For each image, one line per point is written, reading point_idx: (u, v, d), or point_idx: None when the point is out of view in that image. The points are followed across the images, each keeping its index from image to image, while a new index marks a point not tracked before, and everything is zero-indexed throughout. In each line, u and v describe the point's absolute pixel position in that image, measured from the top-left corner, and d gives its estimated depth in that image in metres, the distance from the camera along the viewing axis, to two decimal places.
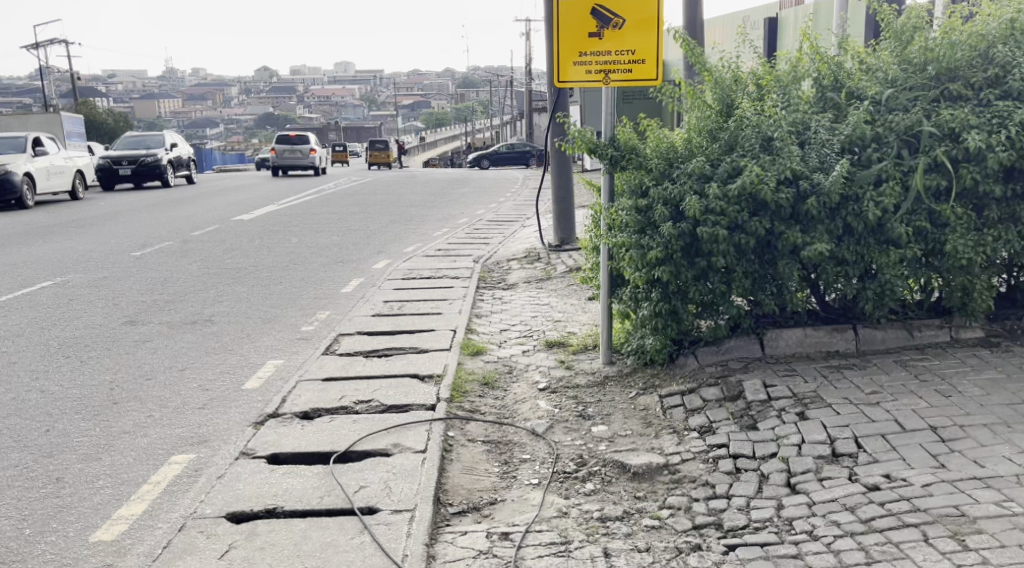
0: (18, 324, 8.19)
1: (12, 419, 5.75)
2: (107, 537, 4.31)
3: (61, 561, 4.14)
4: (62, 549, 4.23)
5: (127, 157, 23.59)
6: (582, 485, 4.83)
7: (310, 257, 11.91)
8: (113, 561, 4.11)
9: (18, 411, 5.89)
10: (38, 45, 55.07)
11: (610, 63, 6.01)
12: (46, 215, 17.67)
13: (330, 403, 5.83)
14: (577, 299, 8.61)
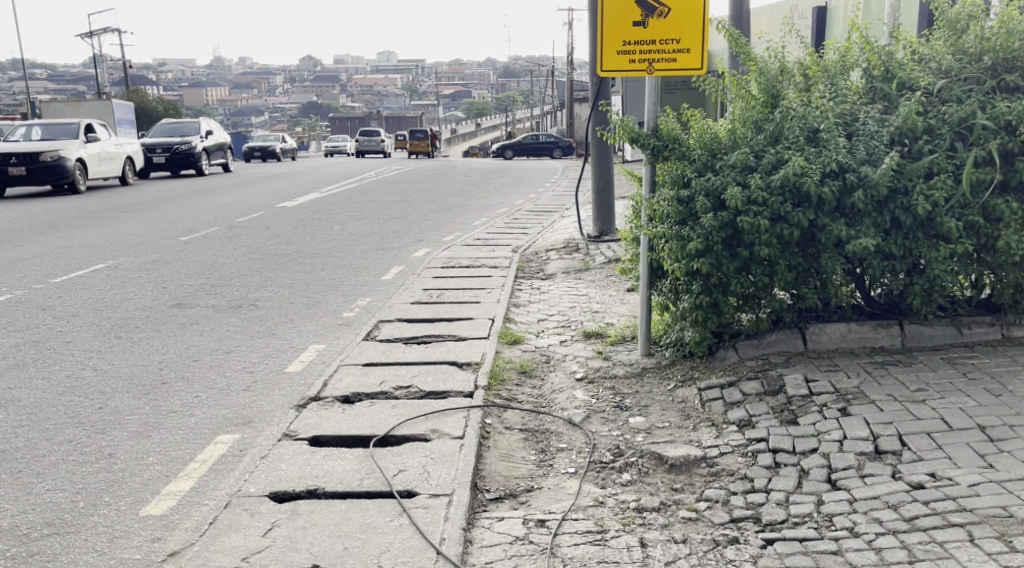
0: (71, 304, 8.35)
1: (66, 396, 5.87)
2: (156, 512, 4.39)
3: (111, 533, 4.22)
4: (112, 522, 4.31)
5: (161, 145, 23.87)
6: (619, 475, 4.83)
7: (352, 244, 12.01)
8: (162, 535, 4.18)
9: (72, 388, 6.01)
10: (91, 35, 56.18)
11: (654, 53, 5.96)
12: (98, 200, 17.99)
13: (370, 388, 5.87)
14: (616, 291, 8.58)
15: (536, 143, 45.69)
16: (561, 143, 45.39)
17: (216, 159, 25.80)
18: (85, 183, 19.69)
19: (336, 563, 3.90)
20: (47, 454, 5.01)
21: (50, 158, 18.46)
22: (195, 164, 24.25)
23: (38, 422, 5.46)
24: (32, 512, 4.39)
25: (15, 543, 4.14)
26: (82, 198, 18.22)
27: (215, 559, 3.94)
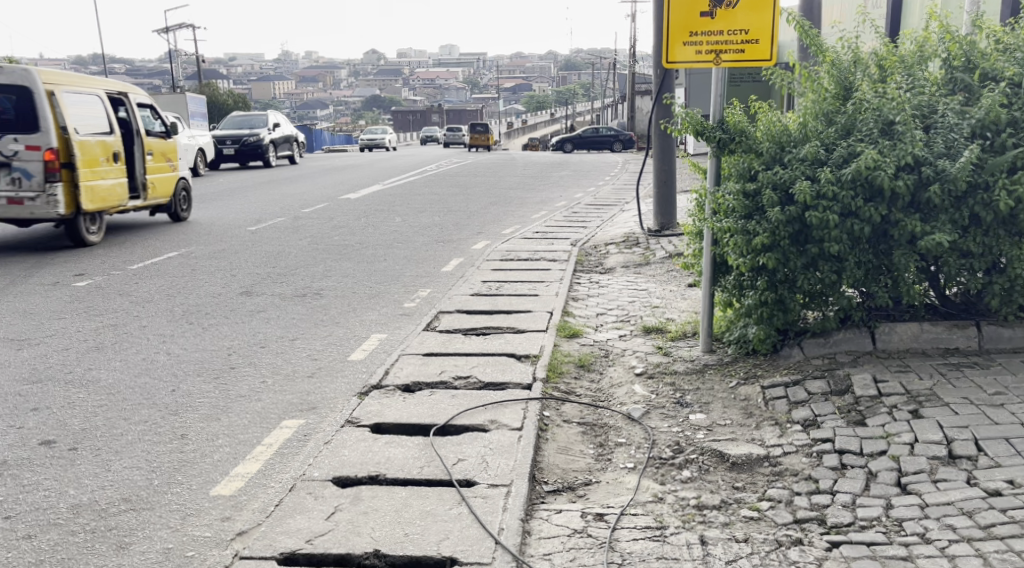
0: (146, 290, 8.54)
1: (142, 378, 6.00)
2: (226, 492, 4.46)
3: (183, 512, 4.29)
4: (184, 500, 4.38)
5: (231, 136, 24.29)
6: (679, 472, 4.76)
7: (413, 236, 12.08)
8: (230, 515, 4.24)
9: (147, 371, 6.15)
10: (165, 30, 57.55)
11: (722, 43, 5.85)
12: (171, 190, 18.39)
13: (430, 378, 5.89)
14: (676, 286, 8.47)
15: (595, 136, 45.45)
16: (621, 137, 45.12)
17: (283, 151, 26.17)
18: None
19: (397, 548, 3.91)
20: (124, 433, 5.12)
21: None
22: (263, 156, 24.68)
23: (116, 402, 5.58)
24: (109, 488, 4.49)
25: (93, 517, 4.23)
26: None
27: (281, 540, 3.98)
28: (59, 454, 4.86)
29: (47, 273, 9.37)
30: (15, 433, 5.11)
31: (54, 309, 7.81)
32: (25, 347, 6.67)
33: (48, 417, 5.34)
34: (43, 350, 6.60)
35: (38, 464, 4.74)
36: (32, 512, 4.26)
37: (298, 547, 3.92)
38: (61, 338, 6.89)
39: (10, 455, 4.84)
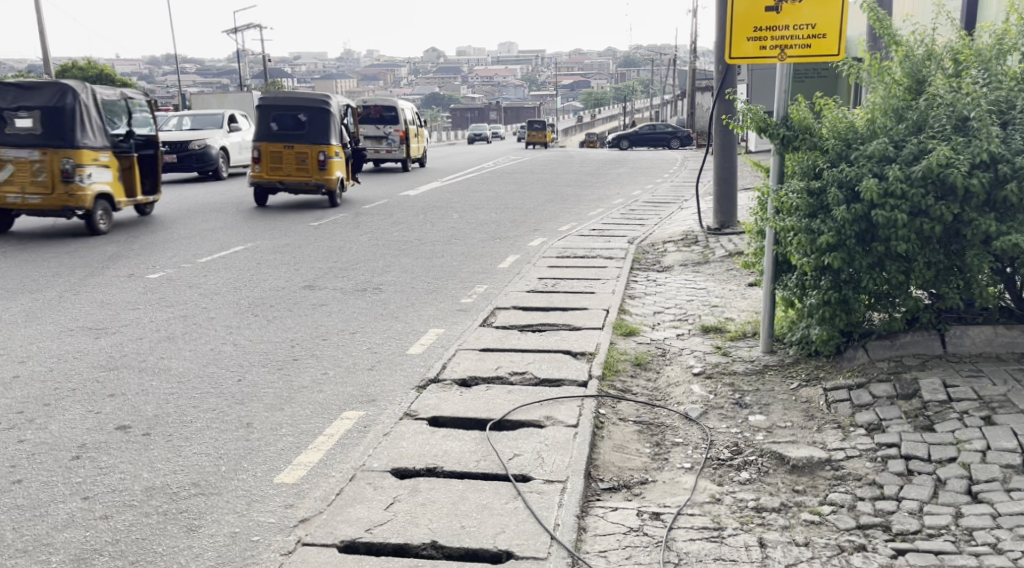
0: (214, 283, 8.68)
1: (210, 367, 6.10)
2: (289, 480, 4.50)
3: (249, 497, 4.34)
4: (249, 487, 4.44)
5: None
6: (737, 473, 4.68)
7: (470, 232, 12.10)
8: (293, 503, 4.28)
9: (215, 360, 6.25)
10: (233, 30, 58.88)
11: (787, 39, 5.74)
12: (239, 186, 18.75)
13: (486, 373, 5.89)
14: (736, 285, 8.34)
15: (653, 132, 45.17)
16: (678, 134, 44.90)
17: None
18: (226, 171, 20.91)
19: (454, 540, 3.91)
20: (193, 420, 5.20)
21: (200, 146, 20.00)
22: None
23: (186, 390, 5.68)
24: (179, 473, 4.57)
25: (164, 500, 4.31)
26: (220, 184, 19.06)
27: (342, 528, 4.00)
28: (134, 439, 4.96)
29: (119, 265, 9.60)
30: (92, 418, 5.23)
31: (128, 299, 7.99)
32: (101, 335, 6.83)
33: (123, 403, 5.45)
34: (119, 339, 6.75)
35: (114, 447, 4.84)
36: (108, 493, 4.36)
37: (357, 535, 3.94)
38: (135, 327, 7.05)
39: (87, 439, 4.95)
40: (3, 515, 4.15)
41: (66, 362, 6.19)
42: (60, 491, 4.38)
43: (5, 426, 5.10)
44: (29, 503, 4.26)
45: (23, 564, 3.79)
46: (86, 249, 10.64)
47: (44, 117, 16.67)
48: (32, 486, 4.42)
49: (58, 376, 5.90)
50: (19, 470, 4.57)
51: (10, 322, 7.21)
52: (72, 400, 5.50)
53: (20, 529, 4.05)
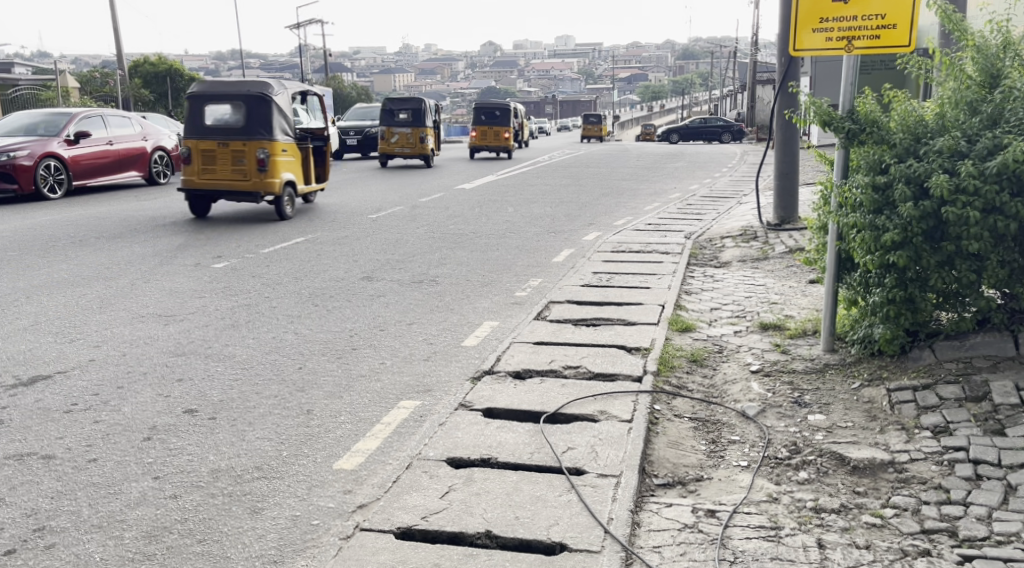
0: (276, 273, 8.79)
1: (273, 355, 6.18)
2: (348, 466, 4.53)
3: (309, 482, 4.38)
4: (309, 472, 4.48)
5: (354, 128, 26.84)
6: (795, 473, 4.59)
7: (525, 226, 12.10)
8: (351, 489, 4.31)
9: (277, 348, 6.32)
10: (297, 26, 59.88)
11: (854, 30, 5.59)
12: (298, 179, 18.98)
13: (540, 366, 5.87)
14: (797, 282, 8.19)
15: (709, 127, 44.87)
16: (733, 128, 44.53)
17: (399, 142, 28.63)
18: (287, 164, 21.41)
19: (509, 531, 3.90)
20: (257, 406, 5.27)
21: None
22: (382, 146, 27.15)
23: (249, 376, 5.76)
24: (244, 456, 4.63)
25: (228, 482, 4.37)
26: None
27: (399, 515, 4.02)
28: (200, 422, 5.04)
29: (185, 254, 9.78)
30: (162, 401, 5.33)
31: (195, 288, 8.14)
32: (170, 322, 6.96)
33: (190, 387, 5.55)
34: (186, 325, 6.87)
35: (182, 430, 4.92)
36: (177, 474, 4.43)
37: (414, 522, 3.96)
38: (201, 315, 7.17)
39: (157, 421, 5.04)
40: (78, 492, 4.25)
41: (137, 347, 6.31)
42: (133, 470, 4.47)
43: (81, 407, 5.22)
44: (104, 481, 4.36)
45: (98, 539, 3.89)
46: (154, 238, 10.87)
47: (118, 111, 17.11)
48: (106, 465, 4.52)
49: (129, 360, 6.03)
50: (93, 450, 4.67)
51: (84, 307, 7.39)
52: (143, 383, 5.61)
53: (95, 506, 4.14)
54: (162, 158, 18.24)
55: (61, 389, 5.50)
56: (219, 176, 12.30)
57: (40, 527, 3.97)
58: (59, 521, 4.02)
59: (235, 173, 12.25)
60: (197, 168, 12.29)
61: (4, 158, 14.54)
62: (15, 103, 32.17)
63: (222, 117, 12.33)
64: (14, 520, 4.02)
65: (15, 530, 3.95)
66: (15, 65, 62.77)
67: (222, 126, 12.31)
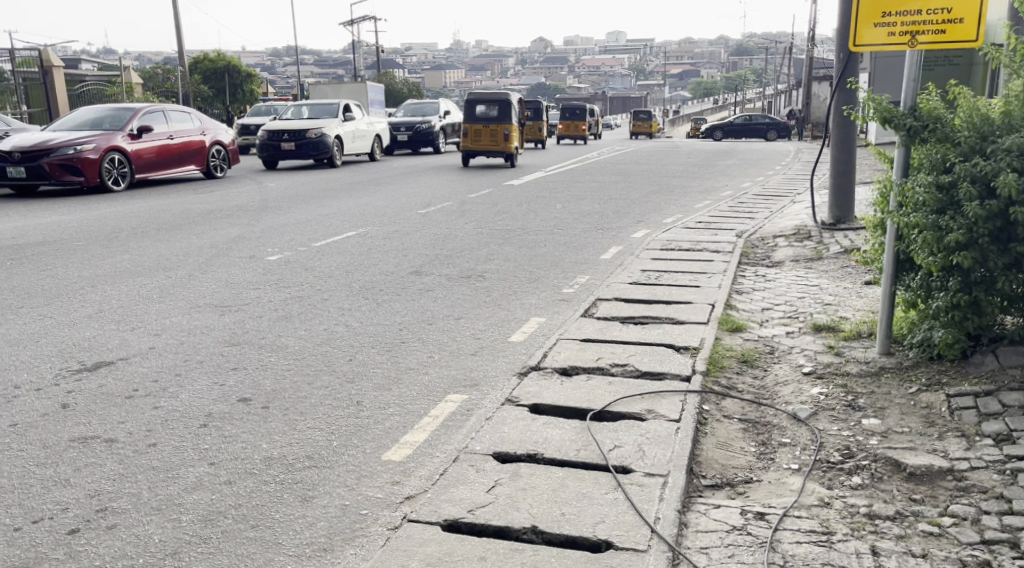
0: (328, 266, 8.84)
1: (324, 347, 6.21)
2: (396, 458, 4.53)
3: (358, 472, 4.39)
4: (358, 462, 4.49)
5: (406, 124, 27.11)
6: (848, 478, 4.49)
7: (573, 222, 12.03)
8: (399, 480, 4.30)
9: (328, 340, 6.35)
10: (351, 23, 60.53)
11: (917, 24, 5.44)
12: (348, 174, 19.10)
13: (587, 363, 5.82)
14: (851, 283, 8.02)
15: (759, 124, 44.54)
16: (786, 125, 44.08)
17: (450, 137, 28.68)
18: (339, 158, 21.60)
19: (554, 527, 3.87)
20: (309, 396, 5.30)
21: (317, 135, 20.61)
22: (432, 142, 27.23)
23: (302, 366, 5.81)
24: (295, 445, 4.65)
25: (280, 470, 4.40)
26: (332, 172, 19.46)
27: (446, 508, 4.01)
28: (253, 411, 5.08)
29: (241, 246, 9.90)
30: (217, 389, 5.38)
31: (249, 279, 8.22)
32: (226, 312, 7.04)
33: (245, 376, 5.60)
34: (241, 316, 6.94)
35: (237, 418, 4.97)
36: (231, 461, 4.47)
37: (460, 515, 3.95)
38: (256, 306, 7.25)
39: (213, 409, 5.09)
40: (138, 476, 4.31)
41: (194, 336, 6.39)
42: (190, 455, 4.52)
43: (142, 393, 5.30)
44: (163, 465, 4.41)
45: (156, 521, 3.94)
46: (211, 230, 11.02)
47: (178, 106, 17.39)
48: (165, 449, 4.58)
49: (187, 349, 6.11)
50: (153, 435, 4.73)
51: (144, 297, 7.51)
52: (200, 371, 5.68)
53: (155, 489, 4.20)
54: (219, 152, 18.50)
55: (124, 375, 5.59)
56: (481, 144, 21.33)
57: (102, 508, 4.03)
58: (121, 502, 4.08)
59: (491, 141, 21.24)
60: (471, 138, 21.38)
61: (71, 151, 14.79)
62: (80, 98, 32.81)
63: (484, 111, 21.72)
64: (78, 501, 4.08)
65: (78, 510, 4.01)
66: (81, 61, 64.56)
67: (485, 117, 21.76)
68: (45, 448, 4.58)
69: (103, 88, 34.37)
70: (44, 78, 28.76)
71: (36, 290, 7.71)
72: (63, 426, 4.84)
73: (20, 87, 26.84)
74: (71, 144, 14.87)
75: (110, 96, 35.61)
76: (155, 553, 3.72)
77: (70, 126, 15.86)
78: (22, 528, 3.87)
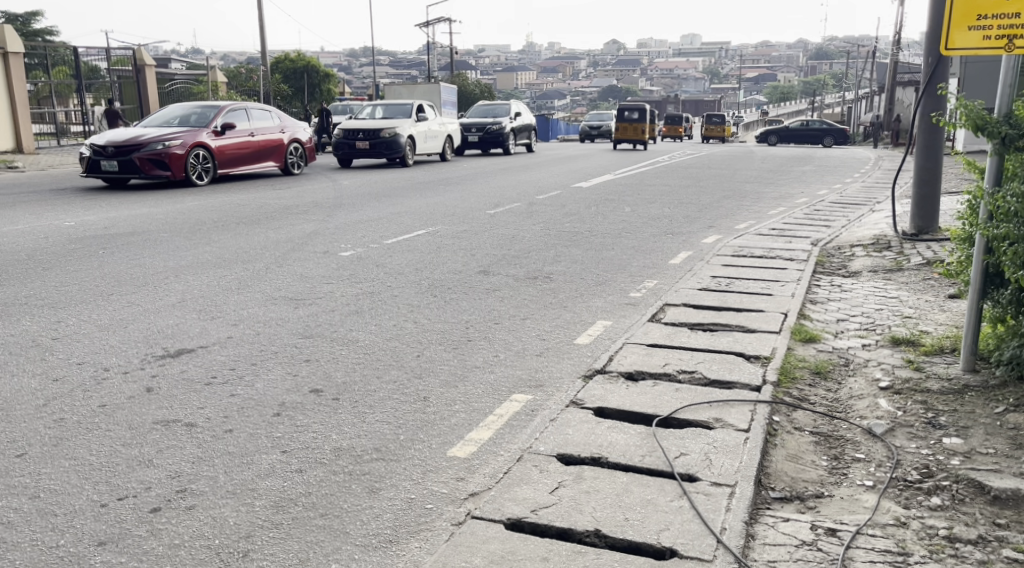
0: (399, 264, 8.88)
1: (393, 342, 6.22)
2: (461, 454, 4.50)
3: (424, 466, 4.38)
4: (425, 456, 4.48)
5: (476, 125, 27.22)
6: (927, 498, 4.31)
7: (643, 226, 11.90)
8: (464, 476, 4.27)
9: (398, 335, 6.38)
10: (428, 23, 61.12)
11: (1015, 28, 5.23)
12: (419, 174, 19.23)
13: (654, 368, 5.72)
14: (934, 296, 7.75)
15: (808, 127, 46.20)
16: (834, 130, 45.76)
17: (521, 139, 28.70)
18: (412, 158, 21.78)
19: (617, 532, 3.80)
20: (377, 390, 5.31)
21: (390, 134, 20.79)
22: (503, 143, 27.26)
23: (371, 361, 5.82)
24: (364, 437, 4.66)
25: (349, 461, 4.40)
26: (404, 172, 19.63)
27: (509, 506, 3.97)
28: (324, 402, 5.10)
29: (315, 242, 10.02)
30: (291, 379, 5.43)
31: (323, 274, 8.31)
32: (299, 305, 7.11)
33: (317, 368, 5.63)
34: (315, 309, 7.00)
35: (308, 409, 4.99)
36: (303, 449, 4.50)
37: (524, 514, 3.90)
38: (328, 300, 7.30)
39: (286, 399, 5.13)
40: (216, 459, 4.36)
41: (270, 327, 6.48)
42: (264, 443, 4.55)
43: (219, 380, 5.38)
44: (238, 451, 4.45)
45: (232, 504, 3.97)
46: (287, 225, 11.17)
47: (260, 104, 17.73)
48: (241, 436, 4.62)
49: (263, 340, 6.17)
50: (229, 421, 4.79)
51: (223, 287, 7.64)
52: (274, 362, 5.74)
53: (230, 473, 4.24)
54: (297, 149, 18.78)
55: (203, 362, 5.68)
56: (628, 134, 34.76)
57: (182, 488, 4.09)
58: (199, 484, 4.13)
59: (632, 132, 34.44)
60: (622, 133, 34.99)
61: (160, 147, 15.18)
62: (168, 95, 33.74)
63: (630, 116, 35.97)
64: (160, 481, 4.15)
65: (159, 490, 4.07)
66: (170, 60, 66.59)
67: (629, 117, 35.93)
68: (130, 428, 4.66)
69: (190, 85, 35.31)
70: (135, 76, 29.58)
71: (124, 278, 7.91)
72: (147, 408, 4.93)
73: (113, 84, 27.64)
74: (159, 139, 15.25)
75: (197, 94, 36.54)
76: (230, 535, 3.75)
77: (158, 121, 16.28)
78: (107, 505, 3.94)
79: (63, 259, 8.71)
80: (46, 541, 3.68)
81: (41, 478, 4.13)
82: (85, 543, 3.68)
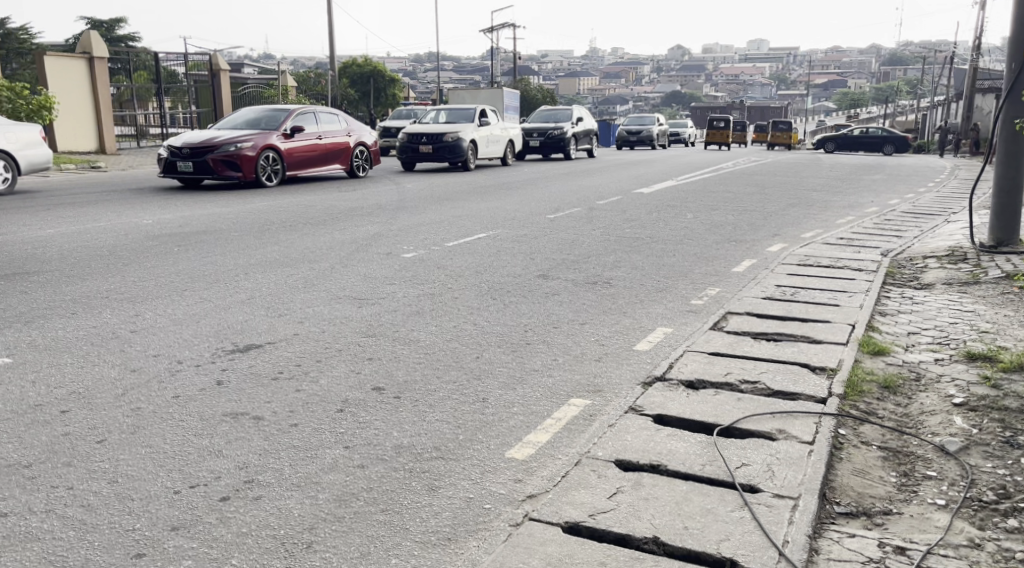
0: (460, 266, 8.89)
1: (454, 343, 6.22)
2: (519, 457, 4.46)
3: (482, 467, 4.34)
4: (483, 457, 4.44)
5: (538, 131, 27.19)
6: (1003, 519, 4.13)
7: (706, 233, 11.73)
8: (521, 478, 4.23)
9: (458, 336, 6.37)
10: (494, 28, 61.55)
11: None
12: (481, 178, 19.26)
13: (715, 377, 5.60)
14: (1012, 310, 7.47)
15: (872, 134, 45.34)
16: (893, 137, 44.88)
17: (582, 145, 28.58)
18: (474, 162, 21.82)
19: (677, 540, 3.71)
20: (438, 390, 5.29)
21: (454, 138, 20.87)
22: (565, 149, 27.18)
23: (432, 361, 5.82)
24: (423, 436, 4.65)
25: (408, 459, 4.39)
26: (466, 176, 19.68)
27: (567, 510, 3.91)
28: (386, 400, 5.10)
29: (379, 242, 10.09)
30: (353, 376, 5.44)
31: (386, 274, 8.35)
32: (363, 304, 7.15)
33: (379, 366, 5.65)
34: (378, 309, 7.04)
35: (370, 406, 5.00)
36: (365, 446, 4.49)
37: (582, 519, 3.83)
38: (391, 300, 7.34)
39: (348, 395, 5.14)
40: (281, 452, 4.38)
41: (333, 325, 6.52)
42: (327, 438, 4.56)
43: (286, 375, 5.42)
44: (302, 445, 4.47)
45: (296, 497, 3.98)
46: (353, 226, 11.28)
47: (327, 107, 17.94)
48: (305, 430, 4.64)
49: (327, 338, 6.21)
50: (294, 416, 4.81)
51: (291, 285, 7.73)
52: (338, 359, 5.76)
53: (295, 466, 4.26)
54: (363, 152, 18.95)
55: (271, 357, 5.74)
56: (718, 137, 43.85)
57: (249, 479, 4.11)
58: (266, 476, 4.15)
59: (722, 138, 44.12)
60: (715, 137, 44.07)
61: (232, 148, 15.46)
62: (242, 98, 34.48)
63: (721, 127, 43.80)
64: (229, 471, 4.18)
65: (228, 480, 4.10)
66: (244, 63, 68.15)
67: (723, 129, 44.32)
68: (200, 419, 4.72)
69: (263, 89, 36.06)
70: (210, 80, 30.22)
71: (196, 273, 8.06)
72: (216, 401, 4.98)
73: (189, 87, 28.25)
74: (231, 141, 15.53)
75: (270, 98, 37.31)
76: (294, 526, 3.76)
77: (231, 124, 16.59)
78: (180, 492, 3.98)
79: (139, 254, 8.90)
80: (123, 524, 3.73)
81: (119, 464, 4.20)
82: (159, 527, 3.72)
